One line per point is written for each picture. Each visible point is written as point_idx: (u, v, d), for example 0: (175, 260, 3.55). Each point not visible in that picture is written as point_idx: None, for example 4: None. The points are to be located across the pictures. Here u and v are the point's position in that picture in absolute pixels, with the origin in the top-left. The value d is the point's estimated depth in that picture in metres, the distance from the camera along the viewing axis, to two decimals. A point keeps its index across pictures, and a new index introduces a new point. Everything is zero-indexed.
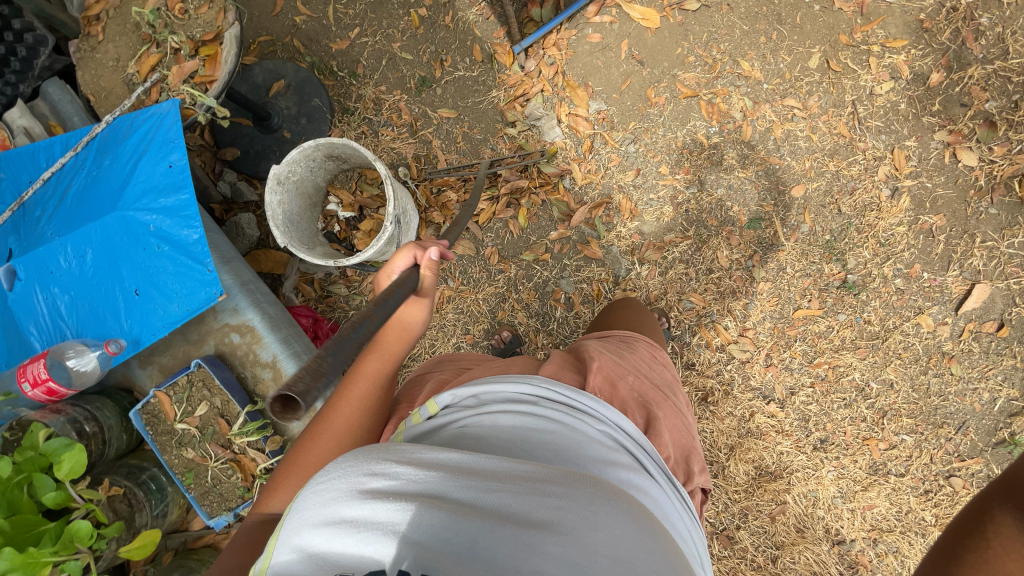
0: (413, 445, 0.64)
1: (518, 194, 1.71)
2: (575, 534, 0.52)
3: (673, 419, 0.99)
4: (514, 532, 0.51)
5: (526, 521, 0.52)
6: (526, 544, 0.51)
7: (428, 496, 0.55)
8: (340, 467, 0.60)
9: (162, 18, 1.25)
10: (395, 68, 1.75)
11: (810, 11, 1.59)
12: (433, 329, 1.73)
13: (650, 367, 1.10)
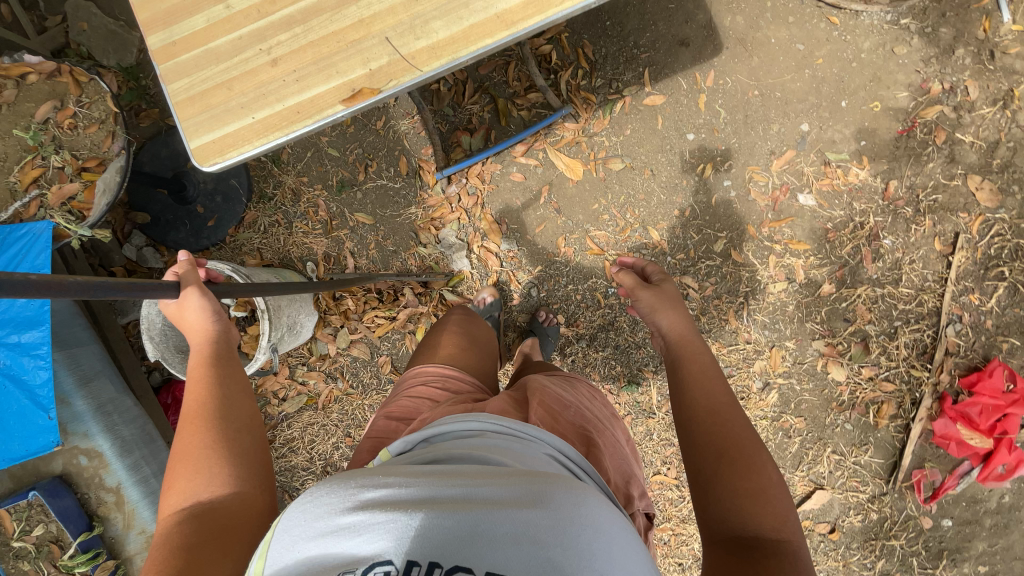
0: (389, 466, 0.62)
1: (417, 315, 1.73)
2: (562, 522, 0.53)
3: (616, 444, 0.93)
4: (511, 513, 0.52)
5: (526, 504, 0.54)
6: (527, 530, 0.51)
7: (423, 503, 0.54)
8: (327, 489, 0.57)
9: (49, 131, 1.25)
10: (319, 161, 1.73)
11: (723, 196, 1.63)
12: (316, 426, 1.77)
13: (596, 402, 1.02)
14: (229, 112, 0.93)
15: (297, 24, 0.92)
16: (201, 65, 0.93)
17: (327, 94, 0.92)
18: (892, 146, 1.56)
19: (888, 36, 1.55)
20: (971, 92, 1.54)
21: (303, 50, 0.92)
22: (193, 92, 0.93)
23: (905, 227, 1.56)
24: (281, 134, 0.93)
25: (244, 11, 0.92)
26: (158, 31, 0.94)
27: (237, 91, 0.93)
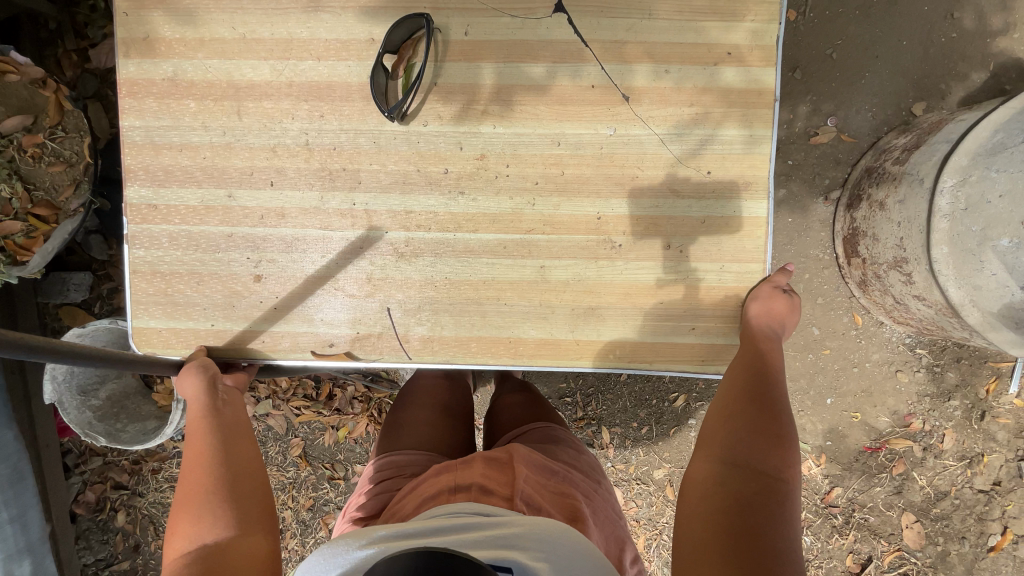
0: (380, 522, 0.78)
1: (344, 415, 1.65)
2: (540, 533, 0.73)
3: (600, 509, 0.94)
4: (496, 533, 0.72)
5: (508, 525, 0.73)
6: (515, 541, 0.71)
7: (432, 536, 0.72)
8: (343, 537, 0.73)
9: (9, 154, 1.23)
10: None
11: (683, 431, 1.63)
12: None
13: (570, 451, 1.06)
14: (190, 309, 0.95)
15: (296, 250, 0.94)
16: (181, 248, 0.94)
17: (301, 337, 0.94)
18: (853, 457, 1.57)
19: (897, 357, 1.54)
20: (945, 441, 1.54)
21: (288, 281, 0.94)
22: (159, 269, 0.95)
23: (829, 532, 1.58)
24: (235, 354, 0.96)
25: (250, 208, 0.94)
26: (151, 188, 0.94)
27: (204, 297, 0.95)
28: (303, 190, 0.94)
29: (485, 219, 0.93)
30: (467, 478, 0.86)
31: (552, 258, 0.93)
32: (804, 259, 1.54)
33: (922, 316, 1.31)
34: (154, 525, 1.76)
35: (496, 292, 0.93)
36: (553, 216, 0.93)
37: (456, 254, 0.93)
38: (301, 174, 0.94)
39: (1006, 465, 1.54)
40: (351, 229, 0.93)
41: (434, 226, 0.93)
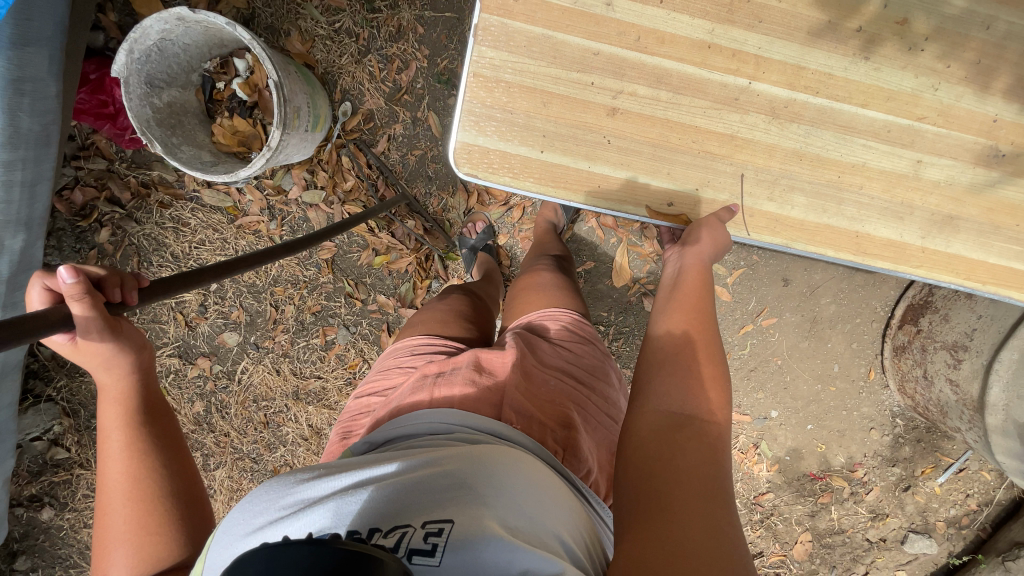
0: (302, 471, 0.69)
1: (394, 245, 1.56)
2: (485, 468, 0.67)
3: (596, 414, 0.96)
4: (431, 482, 0.64)
5: (434, 469, 0.66)
6: (463, 481, 0.64)
7: (358, 487, 0.65)
8: (265, 488, 0.67)
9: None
10: (449, 31, 1.43)
11: None
12: (215, 236, 1.58)
13: (579, 357, 1.05)
14: (517, 133, 0.90)
15: (666, 89, 0.90)
16: (525, 60, 0.88)
17: (648, 191, 0.93)
18: (798, 476, 1.78)
19: (878, 417, 1.73)
20: (870, 493, 1.79)
21: (647, 118, 0.91)
22: (503, 78, 0.88)
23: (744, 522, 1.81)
24: (576, 193, 0.93)
25: (632, 27, 0.87)
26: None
27: (539, 126, 0.90)
28: (699, 17, 0.87)
29: (881, 96, 0.90)
30: (449, 390, 0.88)
31: (932, 154, 0.92)
32: (863, 305, 1.64)
33: (935, 397, 1.48)
34: (138, 258, 1.60)
35: (857, 177, 0.93)
36: (951, 106, 0.90)
37: (837, 129, 0.91)
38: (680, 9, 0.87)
39: (897, 529, 1.83)
40: (734, 76, 0.89)
41: (822, 90, 0.90)
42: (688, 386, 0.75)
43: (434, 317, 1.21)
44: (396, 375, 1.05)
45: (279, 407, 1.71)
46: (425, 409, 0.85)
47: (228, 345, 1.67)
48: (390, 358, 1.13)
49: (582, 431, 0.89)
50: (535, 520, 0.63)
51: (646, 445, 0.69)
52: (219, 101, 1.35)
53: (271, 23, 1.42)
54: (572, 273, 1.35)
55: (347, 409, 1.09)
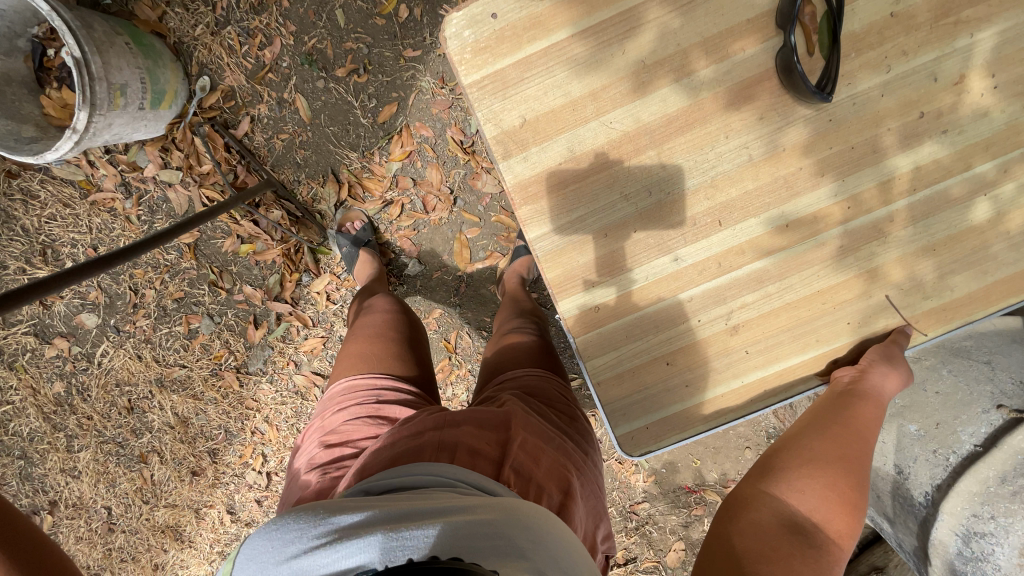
0: (334, 501, 0.63)
1: (259, 234, 1.47)
2: (535, 528, 0.59)
3: (588, 480, 0.88)
4: (494, 525, 0.57)
5: (488, 512, 0.59)
6: (503, 534, 0.56)
7: (405, 519, 0.57)
8: (294, 518, 0.60)
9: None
10: (317, 7, 1.31)
11: None
12: (65, 210, 1.46)
13: (564, 413, 0.98)
14: (654, 391, 0.87)
15: (772, 281, 0.84)
16: (635, 331, 0.86)
17: (799, 366, 0.87)
18: (672, 488, 1.80)
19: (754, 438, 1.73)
20: None
21: (769, 313, 0.85)
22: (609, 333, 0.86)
23: (618, 529, 1.83)
24: (733, 411, 0.88)
25: (706, 260, 0.83)
26: (574, 293, 0.85)
27: (680, 366, 0.86)
28: (761, 176, 0.80)
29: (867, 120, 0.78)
30: (451, 437, 0.77)
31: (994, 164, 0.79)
32: None
33: None
34: None
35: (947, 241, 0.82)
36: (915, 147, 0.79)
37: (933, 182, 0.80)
38: (719, 233, 0.82)
39: None
40: (826, 220, 0.82)
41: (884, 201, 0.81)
42: (833, 492, 0.76)
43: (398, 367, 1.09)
44: (365, 431, 0.90)
45: (143, 394, 1.64)
46: (426, 459, 0.73)
47: (86, 326, 1.58)
48: (349, 399, 1.00)
49: (577, 499, 0.80)
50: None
51: (755, 529, 0.72)
52: (51, 69, 1.21)
53: None
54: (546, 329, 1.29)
55: (307, 460, 0.92)
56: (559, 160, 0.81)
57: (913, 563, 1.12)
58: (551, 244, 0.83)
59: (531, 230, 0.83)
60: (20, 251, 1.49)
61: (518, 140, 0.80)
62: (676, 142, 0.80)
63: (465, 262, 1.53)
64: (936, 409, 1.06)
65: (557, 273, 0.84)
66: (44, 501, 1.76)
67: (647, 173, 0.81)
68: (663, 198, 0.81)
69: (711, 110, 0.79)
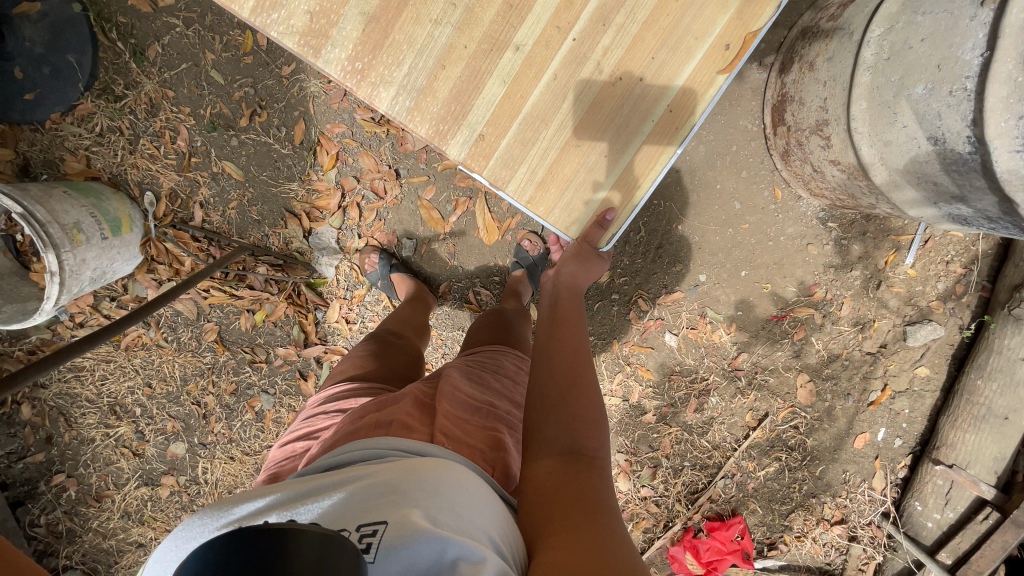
0: (245, 493, 0.66)
1: (262, 296, 1.57)
2: (435, 478, 0.60)
3: (527, 436, 0.90)
4: (385, 482, 0.59)
5: (384, 469, 0.61)
6: (398, 487, 0.58)
7: (304, 499, 0.61)
8: (208, 509, 0.63)
9: None
10: (196, 79, 1.42)
11: (606, 306, 1.67)
12: (111, 365, 1.63)
13: (517, 387, 1.02)
14: (582, 179, 0.88)
15: (616, 15, 0.82)
16: (529, 133, 0.86)
17: (699, 73, 0.84)
18: (760, 325, 1.66)
19: (810, 231, 1.59)
20: (843, 308, 1.65)
21: (636, 40, 0.83)
22: (499, 151, 0.87)
23: (731, 393, 1.71)
24: (665, 156, 0.87)
25: (545, 30, 0.83)
26: (456, 133, 0.87)
27: (591, 143, 0.86)
28: None
29: None
30: (388, 416, 0.78)
31: None
32: (733, 130, 1.55)
33: (835, 184, 1.34)
34: (63, 417, 1.68)
35: None
36: None
37: None
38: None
39: (893, 329, 1.68)
40: None
41: None
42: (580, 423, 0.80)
43: (355, 367, 1.12)
44: (324, 421, 0.94)
45: (254, 488, 1.75)
46: (361, 437, 0.74)
47: (179, 454, 1.72)
48: (325, 406, 1.00)
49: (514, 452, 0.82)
50: (468, 525, 0.57)
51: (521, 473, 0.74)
52: (27, 250, 1.38)
53: (45, 157, 1.44)
54: (519, 322, 1.35)
55: (269, 460, 0.94)
56: (363, 30, 0.83)
57: (1012, 226, 0.99)
58: (404, 104, 0.85)
59: (380, 104, 0.86)
60: (98, 418, 1.69)
61: (320, 29, 0.82)
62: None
63: (439, 223, 1.57)
64: (930, 55, 0.94)
65: (428, 126, 0.86)
66: None
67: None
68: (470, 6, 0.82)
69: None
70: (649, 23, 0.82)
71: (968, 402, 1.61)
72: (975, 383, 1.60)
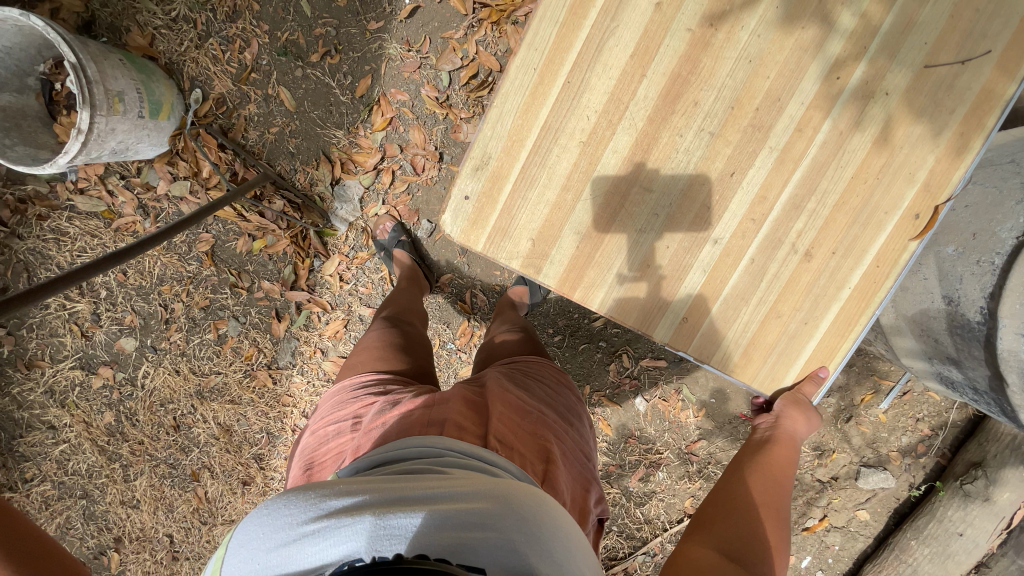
0: (324, 486, 0.62)
1: (268, 227, 1.55)
2: (530, 513, 0.57)
3: (571, 449, 0.89)
4: (480, 511, 0.56)
5: (477, 497, 0.57)
6: (497, 520, 0.55)
7: (393, 505, 0.57)
8: (288, 502, 0.60)
9: None
10: (285, 3, 1.43)
11: (591, 351, 1.67)
12: (95, 241, 1.59)
13: (559, 396, 1.02)
14: (782, 349, 0.85)
15: (806, 195, 0.81)
16: (728, 313, 0.85)
17: (892, 241, 0.81)
18: (728, 418, 1.67)
19: None
20: None
21: (828, 217, 0.82)
22: (703, 326, 0.86)
23: (679, 475, 1.70)
24: (847, 341, 0.84)
25: (742, 223, 0.83)
26: (661, 320, 0.86)
27: (790, 313, 0.84)
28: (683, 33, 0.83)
29: None
30: (440, 414, 0.79)
31: None
32: None
33: None
34: (27, 274, 1.63)
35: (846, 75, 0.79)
36: None
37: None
38: (739, 190, 0.82)
39: (847, 465, 1.71)
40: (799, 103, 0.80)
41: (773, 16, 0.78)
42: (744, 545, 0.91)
43: (372, 352, 1.14)
44: (353, 403, 0.94)
45: (186, 409, 1.70)
46: (415, 434, 0.75)
47: (126, 350, 1.66)
48: (349, 391, 1.00)
49: (562, 466, 0.80)
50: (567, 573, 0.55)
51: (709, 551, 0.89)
52: (59, 101, 1.37)
53: (112, 22, 1.43)
54: (533, 332, 1.37)
55: (300, 448, 0.93)
56: (576, 247, 0.85)
57: (995, 403, 1.04)
58: (618, 295, 0.86)
59: (594, 304, 0.86)
60: (59, 288, 1.63)
61: None
62: (648, 168, 0.82)
63: None
64: (970, 221, 0.99)
65: (637, 316, 0.86)
66: (110, 538, 1.83)
67: (646, 203, 0.83)
68: (671, 211, 0.83)
69: (655, 126, 0.82)
70: (839, 207, 0.81)
71: (896, 558, 1.64)
72: (909, 542, 1.63)
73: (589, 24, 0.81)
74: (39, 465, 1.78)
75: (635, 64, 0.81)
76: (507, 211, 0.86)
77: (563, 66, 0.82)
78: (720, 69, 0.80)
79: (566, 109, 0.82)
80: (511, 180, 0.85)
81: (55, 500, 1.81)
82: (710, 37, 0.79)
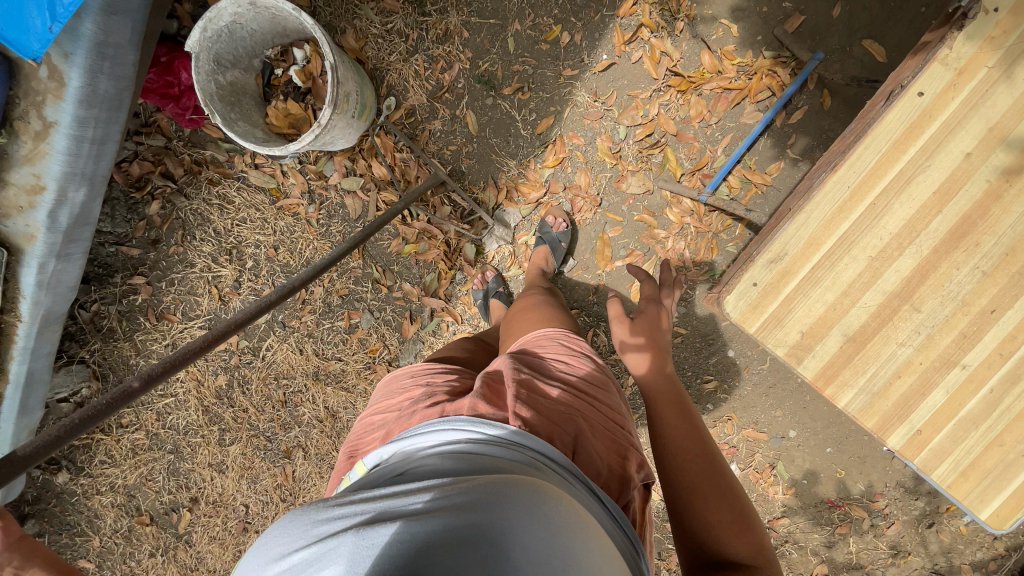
0: (315, 503, 0.53)
1: (426, 235, 1.64)
2: (521, 519, 0.46)
3: (601, 421, 0.80)
4: (462, 519, 0.45)
5: (453, 507, 0.46)
6: (481, 534, 0.44)
7: (372, 521, 0.47)
8: (280, 526, 0.52)
9: None
10: (492, 37, 1.53)
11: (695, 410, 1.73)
12: (257, 215, 1.67)
13: (586, 368, 0.93)
14: (998, 473, 0.91)
15: None
16: (958, 434, 0.91)
17: None
18: (814, 501, 1.73)
19: None
20: (891, 527, 1.71)
21: None
22: (931, 444, 0.92)
23: None
24: None
25: (989, 356, 0.88)
26: (895, 429, 0.94)
27: (1011, 443, 0.90)
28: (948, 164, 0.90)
29: None
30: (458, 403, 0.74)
31: None
32: None
33: None
34: (182, 231, 1.70)
35: None
36: None
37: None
38: (994, 327, 0.87)
39: (918, 569, 1.73)
40: None
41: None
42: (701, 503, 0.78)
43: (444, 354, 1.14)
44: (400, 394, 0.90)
45: (298, 388, 1.75)
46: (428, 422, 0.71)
47: (257, 321, 1.73)
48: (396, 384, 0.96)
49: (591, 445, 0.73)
50: None
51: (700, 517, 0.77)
52: (276, 86, 1.45)
53: (330, 21, 1.54)
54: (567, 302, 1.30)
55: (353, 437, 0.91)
56: (838, 348, 0.94)
57: None
58: (862, 403, 0.94)
59: (840, 402, 0.96)
60: (209, 251, 1.71)
61: None
62: (920, 291, 0.89)
63: (606, 261, 1.65)
64: None
65: (876, 421, 0.94)
66: (186, 497, 1.85)
67: (910, 321, 0.90)
68: (932, 333, 0.89)
69: (937, 256, 0.88)
70: None
71: None
72: None
73: (889, 185, 0.90)
74: (139, 413, 1.82)
75: (935, 203, 0.86)
76: (785, 304, 0.96)
77: (866, 202, 0.89)
78: (1005, 219, 0.85)
79: (844, 254, 0.92)
80: (796, 281, 0.95)
81: (143, 449, 1.84)
82: (1001, 189, 0.84)
